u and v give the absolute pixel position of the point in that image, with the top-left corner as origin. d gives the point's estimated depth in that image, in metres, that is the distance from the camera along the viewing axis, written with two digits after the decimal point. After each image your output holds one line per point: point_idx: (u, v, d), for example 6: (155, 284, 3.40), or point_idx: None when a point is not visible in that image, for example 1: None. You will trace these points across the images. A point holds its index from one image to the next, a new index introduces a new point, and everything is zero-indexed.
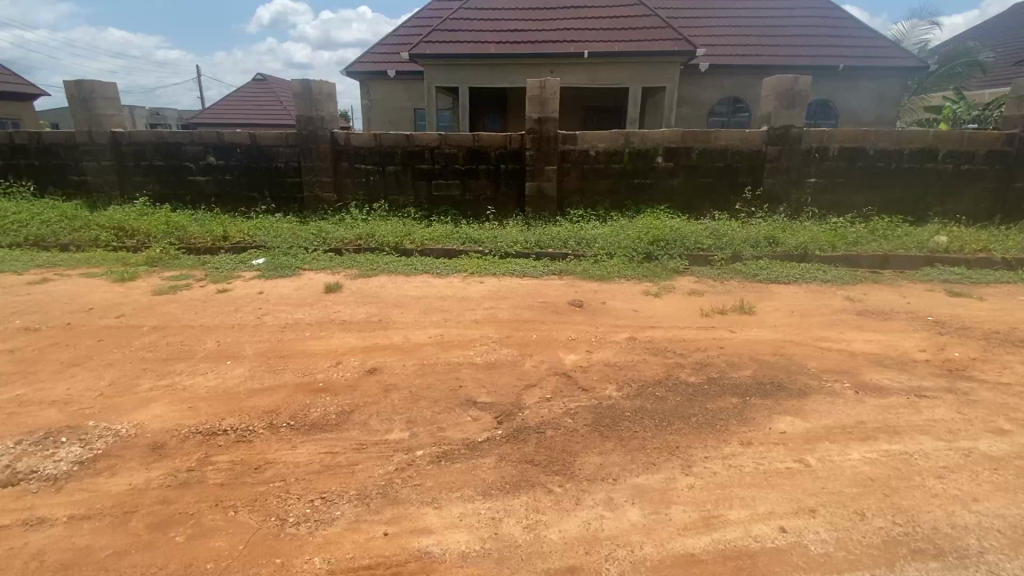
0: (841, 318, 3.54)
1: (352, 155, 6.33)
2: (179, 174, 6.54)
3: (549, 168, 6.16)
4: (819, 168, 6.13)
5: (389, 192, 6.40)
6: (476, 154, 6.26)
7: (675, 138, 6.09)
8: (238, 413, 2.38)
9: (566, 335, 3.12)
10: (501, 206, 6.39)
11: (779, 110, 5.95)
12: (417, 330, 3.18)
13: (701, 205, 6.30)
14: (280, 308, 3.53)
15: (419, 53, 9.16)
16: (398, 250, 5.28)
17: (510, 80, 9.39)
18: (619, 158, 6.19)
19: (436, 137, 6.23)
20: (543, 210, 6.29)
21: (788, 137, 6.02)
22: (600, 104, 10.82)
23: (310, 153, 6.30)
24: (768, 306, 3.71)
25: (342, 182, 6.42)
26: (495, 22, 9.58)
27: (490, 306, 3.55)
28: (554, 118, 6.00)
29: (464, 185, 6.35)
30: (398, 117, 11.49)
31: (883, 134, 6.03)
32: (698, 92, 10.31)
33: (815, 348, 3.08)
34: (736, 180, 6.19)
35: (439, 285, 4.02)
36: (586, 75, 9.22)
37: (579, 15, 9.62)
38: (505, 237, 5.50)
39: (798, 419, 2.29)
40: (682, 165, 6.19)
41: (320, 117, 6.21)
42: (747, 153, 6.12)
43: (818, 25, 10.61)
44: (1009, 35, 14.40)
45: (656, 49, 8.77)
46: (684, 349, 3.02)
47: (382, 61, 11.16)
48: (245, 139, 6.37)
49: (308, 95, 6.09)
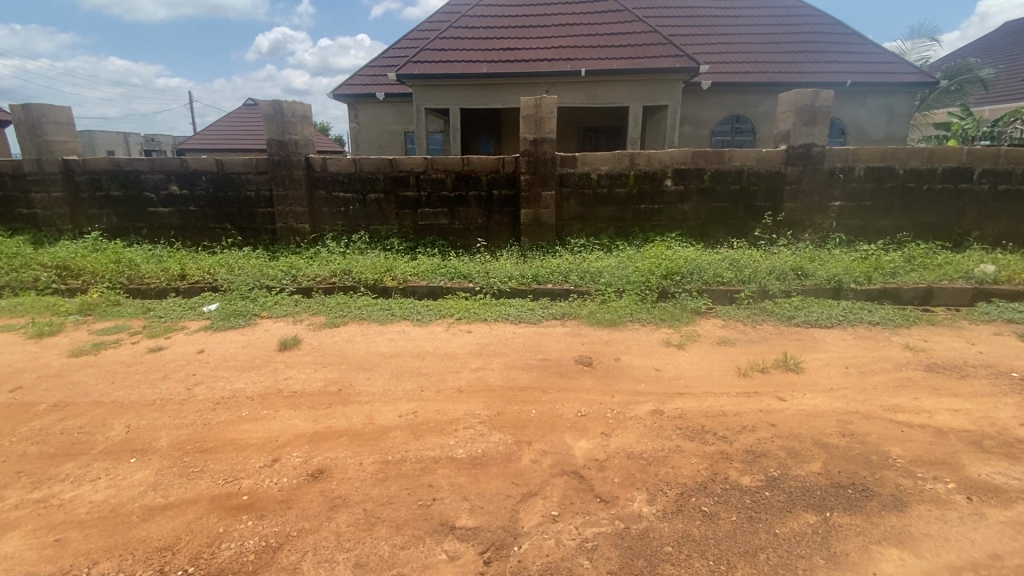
0: (910, 377, 2.88)
1: (329, 182, 5.73)
2: (138, 206, 5.92)
3: (546, 193, 5.57)
4: (843, 190, 5.56)
5: (370, 222, 5.80)
6: (466, 179, 5.67)
7: (685, 159, 5.51)
8: (118, 554, 1.68)
9: (574, 410, 2.46)
10: (495, 236, 5.79)
11: (798, 127, 5.40)
12: (386, 405, 2.51)
13: (715, 231, 5.71)
14: (220, 373, 2.86)
15: (406, 73, 8.64)
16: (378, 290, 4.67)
17: (503, 100, 8.90)
18: (624, 181, 5.61)
19: (422, 161, 5.63)
20: (541, 239, 5.69)
21: (809, 157, 5.46)
22: (598, 124, 10.34)
23: (282, 181, 5.69)
24: (817, 361, 3.06)
25: (319, 211, 5.81)
26: (486, 41, 9.12)
27: (479, 367, 2.87)
28: (552, 139, 5.42)
29: (453, 214, 5.76)
30: (387, 141, 11.07)
31: (913, 153, 5.47)
32: (699, 111, 9.87)
33: (891, 423, 2.42)
34: (754, 204, 5.61)
35: (418, 335, 3.35)
36: (584, 94, 8.73)
37: (574, 32, 9.18)
38: (498, 271, 4.87)
39: (909, 554, 1.62)
40: (693, 189, 5.60)
41: (293, 141, 5.61)
42: (764, 175, 5.55)
43: (822, 40, 10.19)
44: (1010, 50, 14.09)
45: (657, 66, 8.30)
46: (727, 430, 2.35)
47: (369, 83, 10.68)
48: (211, 166, 5.78)
49: (280, 117, 5.52)
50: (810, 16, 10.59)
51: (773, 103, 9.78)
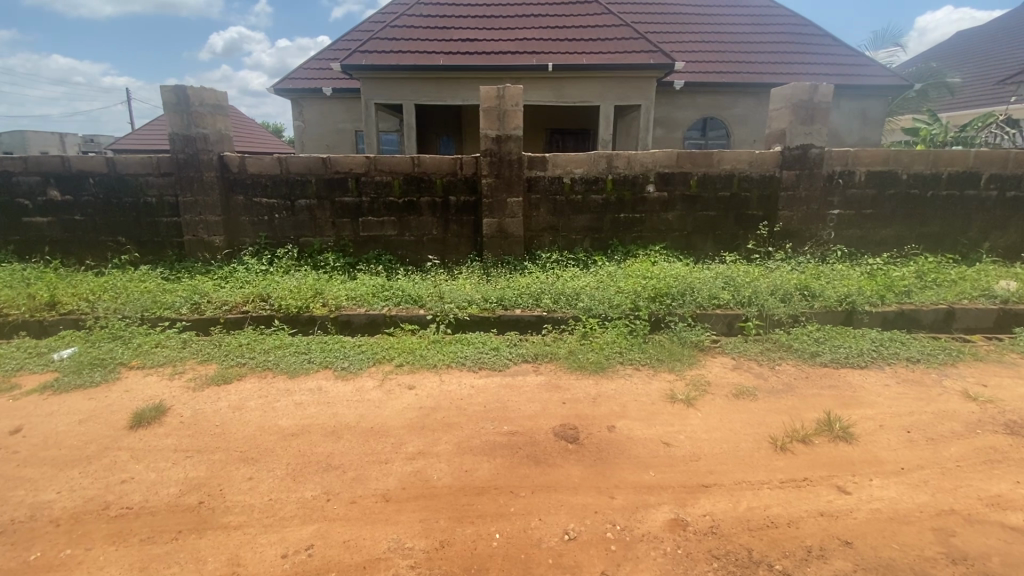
0: (992, 446, 2.19)
1: (249, 186, 4.75)
2: (7, 214, 4.76)
3: (512, 200, 4.74)
4: (842, 198, 4.97)
5: (301, 233, 4.84)
6: (417, 183, 4.78)
7: (670, 161, 4.80)
8: None
9: (558, 532, 1.63)
10: (451, 250, 4.94)
11: (794, 125, 4.76)
12: (266, 533, 1.61)
13: (703, 243, 5.02)
14: (22, 476, 1.89)
15: (352, 64, 7.69)
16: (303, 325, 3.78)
17: (462, 96, 8.06)
18: (600, 187, 4.85)
19: (363, 161, 4.71)
20: (506, 253, 4.86)
21: (807, 159, 4.84)
22: (566, 125, 9.64)
23: (190, 184, 4.67)
24: (868, 425, 2.34)
25: (237, 221, 4.82)
26: (443, 31, 8.25)
27: (418, 453, 2.00)
28: (517, 136, 4.60)
29: (402, 224, 4.87)
30: (337, 142, 10.07)
31: (917, 156, 4.92)
32: (672, 113, 9.33)
33: (1008, 534, 1.68)
34: (746, 213, 4.96)
35: (338, 396, 2.45)
36: (551, 91, 8.00)
37: (539, 24, 8.44)
38: (455, 293, 4.02)
39: None
40: (679, 195, 4.90)
41: (203, 135, 4.59)
42: (757, 180, 4.90)
43: (797, 41, 9.77)
44: (967, 60, 14.29)
45: (630, 61, 7.63)
46: (789, 559, 1.57)
47: (314, 77, 9.62)
48: (100, 166, 4.69)
49: (183, 107, 4.50)
50: (783, 16, 10.17)
51: (747, 104, 9.30)
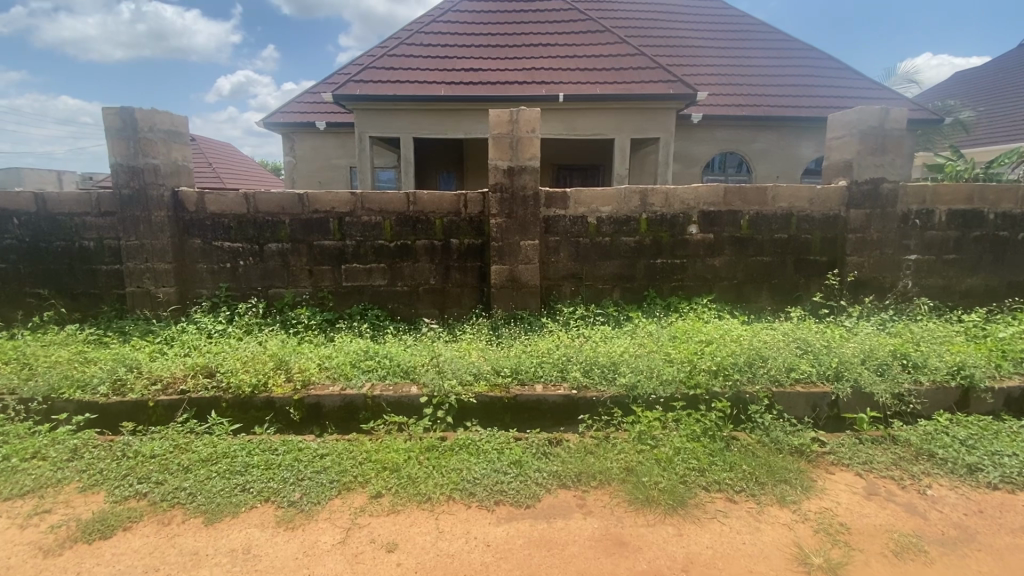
0: None
1: (209, 228, 3.92)
2: None
3: (526, 243, 3.90)
4: (920, 241, 4.14)
5: (271, 283, 3.99)
6: (411, 223, 3.95)
7: (715, 198, 4.00)
8: None
9: None
10: (453, 303, 4.09)
11: (863, 156, 3.98)
12: None
13: (756, 295, 4.18)
14: None
15: (345, 94, 6.99)
16: (248, 422, 2.92)
17: (465, 129, 7.39)
18: (632, 228, 4.03)
19: (346, 197, 3.89)
20: (520, 307, 3.99)
21: (879, 196, 4.03)
22: (576, 161, 9.00)
23: (135, 225, 3.84)
24: None
25: (192, 269, 3.97)
26: (444, 61, 7.65)
27: None
28: (533, 168, 3.80)
29: (394, 271, 4.02)
30: (329, 178, 9.40)
31: (1008, 193, 4.12)
32: (689, 147, 8.70)
33: None
34: (807, 258, 4.13)
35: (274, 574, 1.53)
36: (562, 123, 7.34)
37: (547, 54, 7.86)
38: (457, 362, 3.13)
39: None
40: (726, 237, 4.08)
41: (152, 166, 3.78)
42: (820, 221, 4.09)
43: (818, 74, 9.21)
44: (982, 97, 13.86)
45: (648, 90, 6.97)
46: None
47: (307, 111, 9.00)
48: (27, 203, 3.86)
49: (129, 133, 3.71)
50: (801, 49, 9.66)
51: (768, 138, 8.67)
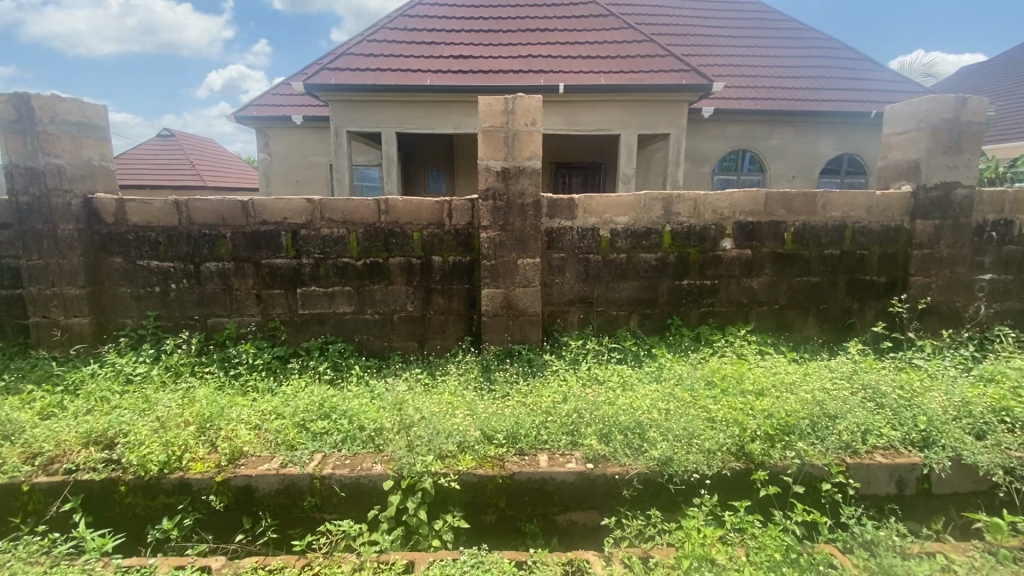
0: None
1: (132, 244, 3.16)
2: None
3: (524, 261, 3.17)
4: (998, 257, 3.44)
5: (210, 310, 3.25)
6: (383, 236, 3.21)
7: (754, 206, 3.29)
8: None
9: None
10: (436, 333, 3.36)
11: (933, 156, 3.26)
12: None
13: (800, 323, 3.48)
14: None
15: (318, 83, 6.21)
16: (154, 514, 2.19)
17: (454, 123, 6.64)
18: (653, 243, 3.30)
19: (301, 205, 3.15)
20: (516, 340, 3.27)
21: (951, 205, 3.32)
22: (576, 159, 8.28)
23: (36, 241, 3.07)
24: None
25: (113, 295, 3.22)
26: (430, 47, 6.88)
27: None
28: (533, 170, 3.07)
29: (361, 295, 3.28)
30: (308, 177, 8.63)
31: None
32: (698, 144, 8.00)
33: None
34: (862, 279, 3.43)
35: None
36: (561, 118, 6.61)
37: (545, 41, 7.11)
38: (437, 422, 2.40)
39: None
40: (766, 254, 3.36)
41: (55, 167, 3.01)
42: (878, 234, 3.39)
43: (837, 65, 8.51)
44: (998, 93, 13.26)
45: (659, 80, 6.24)
46: None
47: (282, 104, 8.22)
48: None
49: (25, 126, 2.94)
50: (818, 39, 8.95)
51: (784, 135, 7.97)
